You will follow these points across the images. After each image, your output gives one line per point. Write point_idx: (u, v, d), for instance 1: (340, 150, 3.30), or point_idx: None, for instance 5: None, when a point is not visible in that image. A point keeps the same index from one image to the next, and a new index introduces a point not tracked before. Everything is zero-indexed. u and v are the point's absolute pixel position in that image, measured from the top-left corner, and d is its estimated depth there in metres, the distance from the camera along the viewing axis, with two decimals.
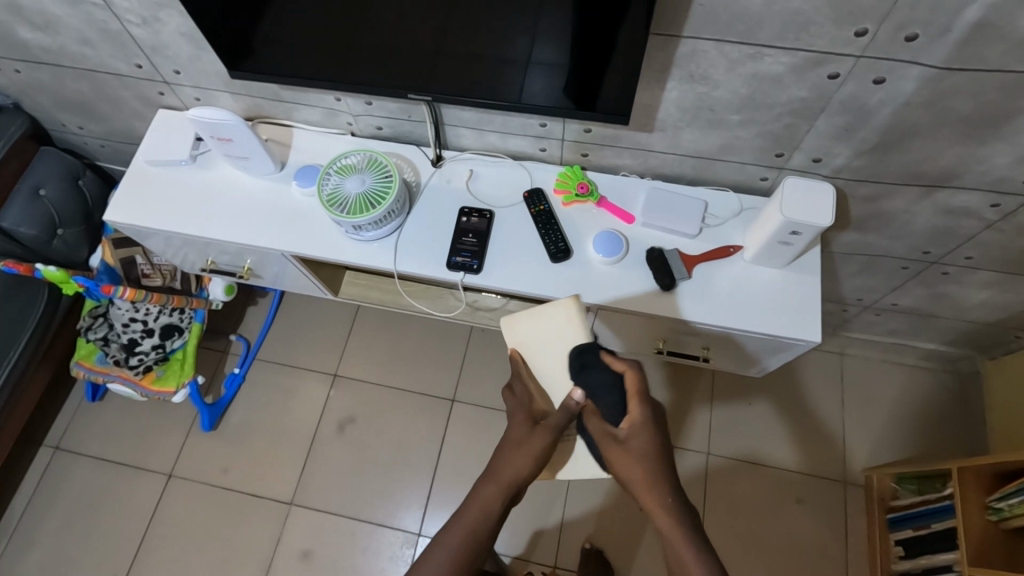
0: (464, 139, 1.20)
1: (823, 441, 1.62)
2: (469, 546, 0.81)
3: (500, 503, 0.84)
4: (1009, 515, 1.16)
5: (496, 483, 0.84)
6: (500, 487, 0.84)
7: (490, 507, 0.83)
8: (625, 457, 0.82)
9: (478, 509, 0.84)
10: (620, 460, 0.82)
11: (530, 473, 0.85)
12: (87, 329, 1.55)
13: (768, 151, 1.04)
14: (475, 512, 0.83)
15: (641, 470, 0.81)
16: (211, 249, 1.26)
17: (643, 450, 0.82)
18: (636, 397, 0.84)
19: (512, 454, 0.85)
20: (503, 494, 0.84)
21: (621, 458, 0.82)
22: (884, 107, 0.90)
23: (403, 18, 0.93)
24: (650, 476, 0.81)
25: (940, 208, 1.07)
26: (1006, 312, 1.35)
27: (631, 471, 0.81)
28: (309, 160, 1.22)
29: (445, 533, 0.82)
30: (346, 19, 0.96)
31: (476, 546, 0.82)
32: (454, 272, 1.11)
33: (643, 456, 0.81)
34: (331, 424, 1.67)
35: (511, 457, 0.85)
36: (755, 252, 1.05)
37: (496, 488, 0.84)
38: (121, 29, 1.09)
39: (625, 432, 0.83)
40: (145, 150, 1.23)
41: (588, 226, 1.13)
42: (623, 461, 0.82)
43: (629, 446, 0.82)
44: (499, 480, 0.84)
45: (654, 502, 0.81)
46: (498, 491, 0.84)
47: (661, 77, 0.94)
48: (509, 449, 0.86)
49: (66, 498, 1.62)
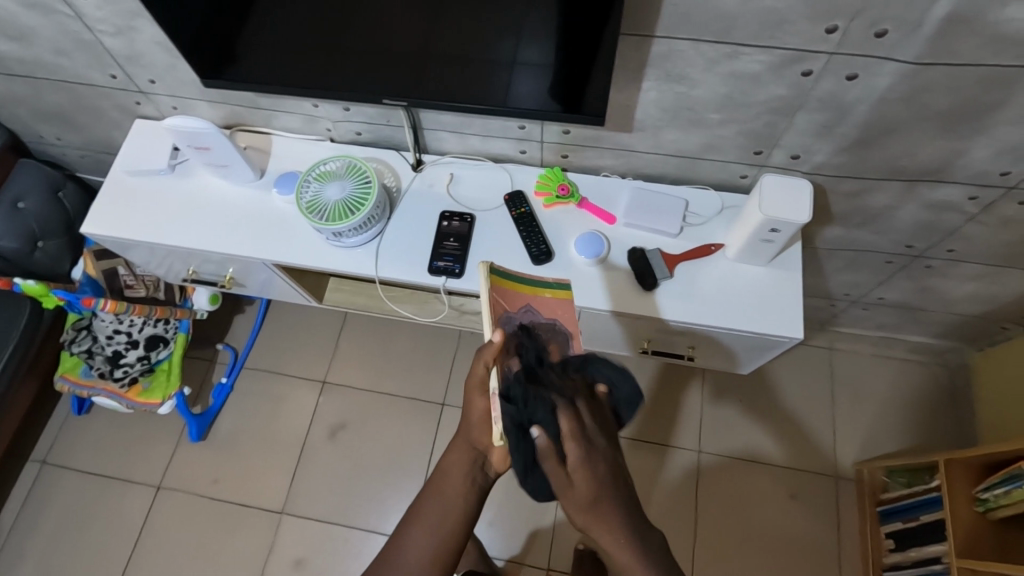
0: (444, 143, 1.20)
1: (814, 435, 1.62)
2: (445, 514, 0.79)
3: (467, 467, 0.80)
4: (995, 505, 1.17)
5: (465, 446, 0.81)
6: (465, 449, 0.81)
7: (458, 471, 0.80)
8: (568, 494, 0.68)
9: (449, 477, 0.80)
10: (571, 501, 0.68)
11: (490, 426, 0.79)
12: (71, 342, 1.54)
13: (748, 149, 1.03)
14: (442, 478, 0.81)
15: (593, 523, 0.68)
16: (194, 259, 1.25)
17: (593, 488, 0.67)
18: (572, 440, 0.66)
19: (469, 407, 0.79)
20: (469, 455, 0.81)
21: (573, 500, 0.68)
22: (861, 104, 0.89)
23: (378, 22, 0.93)
24: (605, 512, 0.68)
25: (922, 202, 1.07)
26: (993, 304, 1.36)
27: (579, 513, 0.68)
28: (289, 168, 1.21)
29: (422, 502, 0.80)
30: (322, 24, 0.95)
31: (450, 515, 0.79)
32: (437, 277, 1.10)
33: (599, 500, 0.68)
34: (322, 431, 1.66)
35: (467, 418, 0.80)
36: (737, 250, 1.05)
37: (464, 448, 0.81)
38: (95, 39, 1.08)
39: (573, 472, 0.67)
40: (122, 161, 1.22)
41: (570, 228, 1.13)
42: (574, 501, 0.68)
43: (576, 488, 0.67)
44: (464, 439, 0.81)
45: (611, 546, 0.69)
46: (463, 455, 0.81)
47: (638, 77, 0.93)
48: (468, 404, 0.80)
49: (54, 512, 1.61)
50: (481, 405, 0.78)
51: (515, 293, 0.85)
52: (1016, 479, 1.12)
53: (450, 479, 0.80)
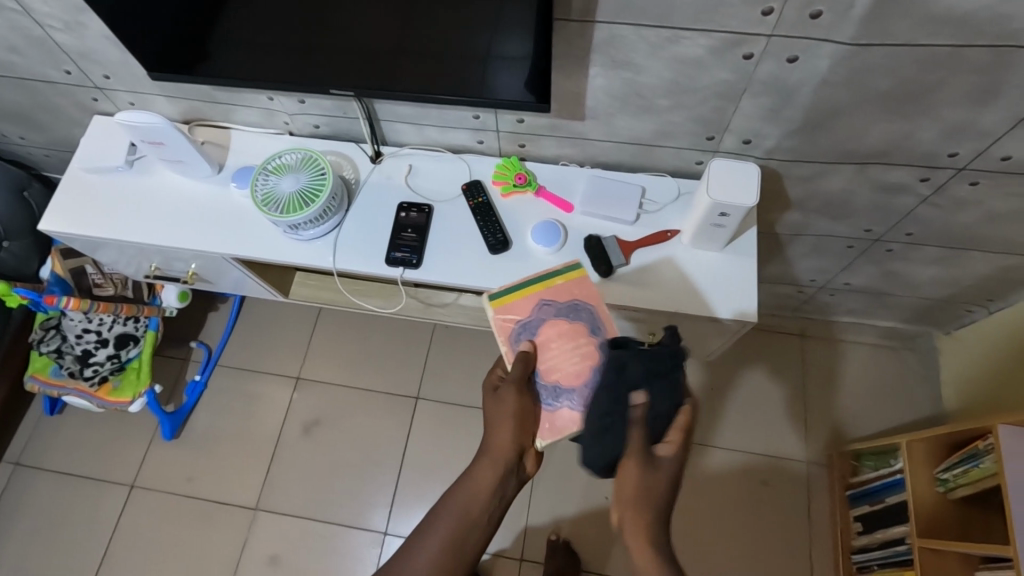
0: (402, 135, 1.20)
1: (786, 422, 1.63)
2: (465, 526, 0.82)
3: (495, 481, 0.83)
4: (954, 485, 1.18)
5: (490, 454, 0.84)
6: (496, 460, 0.84)
7: (484, 483, 0.83)
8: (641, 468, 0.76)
9: (474, 490, 0.83)
10: (636, 476, 0.76)
11: (519, 439, 0.85)
12: (38, 341, 1.52)
13: (700, 135, 1.04)
14: (466, 488, 0.83)
15: (644, 508, 0.76)
16: (156, 256, 1.25)
17: (662, 484, 0.77)
18: (681, 430, 0.78)
19: (500, 421, 0.85)
20: (495, 463, 0.84)
21: (642, 480, 0.76)
22: (804, 87, 0.90)
23: (348, 19, 0.93)
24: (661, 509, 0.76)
25: (876, 185, 1.08)
26: (956, 286, 1.37)
27: (637, 490, 0.76)
28: (248, 162, 1.21)
29: (440, 512, 0.83)
30: (308, 23, 0.95)
31: (471, 527, 0.82)
32: (394, 268, 1.10)
33: (658, 492, 0.76)
34: (296, 427, 1.66)
35: (495, 432, 0.85)
36: (691, 235, 1.05)
37: (491, 463, 0.84)
38: (45, 34, 1.07)
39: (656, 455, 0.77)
40: (80, 157, 1.21)
41: (527, 217, 1.13)
42: (637, 478, 0.76)
43: (654, 466, 0.77)
44: (494, 452, 0.84)
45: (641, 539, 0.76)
46: (490, 462, 0.84)
47: (585, 64, 0.94)
48: (497, 414, 0.86)
49: (26, 513, 1.60)
50: (513, 404, 0.85)
51: (525, 299, 0.92)
52: (975, 457, 1.12)
53: (478, 486, 0.83)
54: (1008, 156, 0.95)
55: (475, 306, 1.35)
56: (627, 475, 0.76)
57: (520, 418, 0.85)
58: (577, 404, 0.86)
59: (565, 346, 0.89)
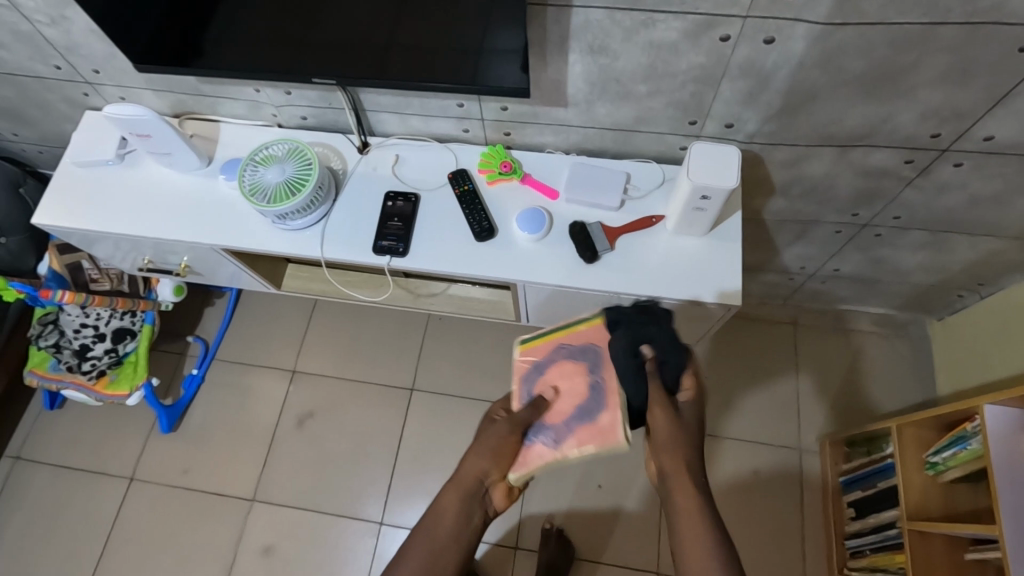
0: (388, 125, 1.21)
1: (778, 410, 1.63)
2: (437, 548, 0.82)
3: (460, 507, 0.83)
4: (944, 468, 1.17)
5: (456, 485, 0.84)
6: (464, 489, 0.84)
7: (451, 511, 0.83)
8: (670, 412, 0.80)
9: (442, 512, 0.83)
10: (664, 421, 0.80)
11: (487, 470, 0.84)
12: (37, 336, 1.54)
13: (681, 120, 1.04)
14: (434, 514, 0.84)
15: (677, 448, 0.80)
16: (148, 248, 1.26)
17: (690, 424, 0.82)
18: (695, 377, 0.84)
19: (471, 449, 0.86)
20: (462, 494, 0.84)
21: (672, 422, 0.80)
22: (780, 70, 0.91)
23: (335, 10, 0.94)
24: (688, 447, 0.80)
25: (858, 169, 1.09)
26: (946, 272, 1.37)
27: (669, 432, 0.80)
28: (236, 154, 1.22)
29: (414, 533, 0.83)
30: (300, 14, 0.96)
31: (443, 550, 0.82)
32: (381, 256, 1.11)
33: (688, 428, 0.81)
34: (291, 419, 1.68)
35: (466, 459, 0.85)
36: (674, 221, 1.06)
37: (456, 487, 0.84)
38: (32, 29, 1.09)
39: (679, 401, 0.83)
40: (71, 152, 1.23)
41: (513, 204, 1.14)
42: (669, 420, 0.80)
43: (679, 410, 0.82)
44: (460, 483, 0.84)
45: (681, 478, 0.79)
46: (457, 492, 0.84)
47: (563, 50, 0.94)
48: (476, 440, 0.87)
49: (26, 507, 1.62)
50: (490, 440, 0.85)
51: (544, 340, 0.92)
52: (963, 439, 1.12)
53: (445, 514, 0.83)
54: (990, 136, 0.95)
55: (464, 295, 1.34)
56: (657, 419, 0.80)
57: (492, 450, 0.84)
58: (548, 439, 0.84)
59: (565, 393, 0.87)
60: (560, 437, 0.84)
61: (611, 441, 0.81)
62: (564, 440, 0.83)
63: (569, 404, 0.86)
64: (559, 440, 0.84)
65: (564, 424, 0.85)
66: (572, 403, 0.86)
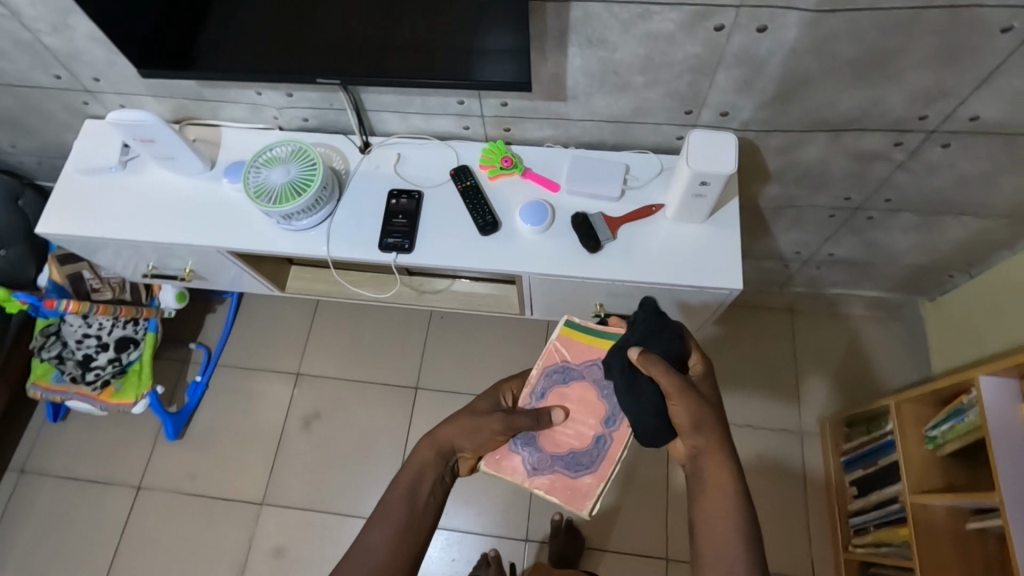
0: (389, 124, 1.22)
1: (778, 394, 1.66)
2: (412, 503, 0.84)
3: (440, 469, 0.88)
4: (943, 442, 1.20)
5: (441, 448, 0.89)
6: (445, 453, 0.89)
7: (431, 469, 0.87)
8: (694, 402, 0.82)
9: (421, 469, 0.87)
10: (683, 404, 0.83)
11: (471, 441, 0.90)
12: (39, 348, 1.54)
13: (678, 110, 1.07)
14: (414, 471, 0.87)
15: (700, 426, 0.82)
16: (152, 254, 1.27)
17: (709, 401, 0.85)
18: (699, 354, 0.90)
19: (458, 416, 0.91)
20: (444, 457, 0.89)
21: (691, 404, 0.82)
22: (774, 57, 0.93)
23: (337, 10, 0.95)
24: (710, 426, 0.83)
25: (849, 153, 1.12)
26: (936, 252, 1.40)
27: (688, 415, 0.83)
28: (238, 157, 1.23)
29: (391, 487, 0.85)
30: (302, 16, 0.98)
31: (417, 506, 0.84)
32: (387, 253, 1.13)
33: (708, 405, 0.84)
34: (297, 422, 1.68)
35: (453, 427, 0.90)
36: (674, 209, 1.08)
37: (432, 445, 0.89)
38: (33, 38, 1.10)
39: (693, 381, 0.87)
40: (73, 160, 1.23)
41: (515, 198, 1.16)
42: (688, 404, 0.82)
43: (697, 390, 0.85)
44: (445, 446, 0.89)
45: (708, 454, 0.82)
46: (440, 454, 0.89)
47: (562, 44, 0.97)
48: (463, 414, 0.93)
49: (33, 519, 1.61)
50: (486, 423, 0.91)
51: (584, 345, 1.04)
52: (960, 412, 1.15)
53: (425, 473, 0.87)
54: (975, 116, 0.99)
55: (467, 290, 1.36)
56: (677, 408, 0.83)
57: (482, 432, 0.91)
58: (529, 458, 0.95)
59: (571, 422, 0.98)
60: (539, 466, 0.95)
61: (575, 503, 0.93)
62: (540, 472, 0.94)
63: (566, 436, 0.97)
64: (538, 470, 0.94)
65: (551, 457, 0.95)
66: (569, 439, 0.96)
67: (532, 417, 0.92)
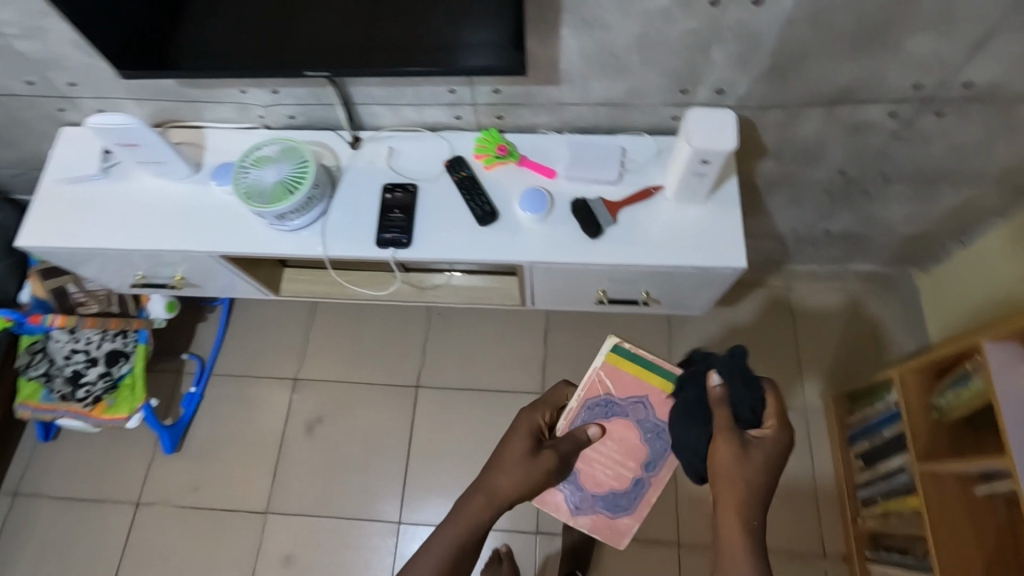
0: (379, 118, 1.20)
1: (780, 373, 1.67)
2: (458, 555, 0.83)
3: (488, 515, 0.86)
4: (948, 409, 1.21)
5: (487, 495, 0.87)
6: (492, 500, 0.86)
7: (480, 516, 0.85)
8: (735, 453, 0.81)
9: (468, 517, 0.85)
10: (727, 452, 0.81)
11: (519, 488, 0.88)
12: (25, 367, 1.49)
13: (674, 89, 1.05)
14: (462, 521, 0.85)
15: (736, 481, 0.80)
16: (141, 263, 1.23)
17: (758, 465, 0.81)
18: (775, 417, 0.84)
19: (503, 462, 0.88)
20: (490, 505, 0.86)
21: (734, 456, 0.81)
22: (770, 30, 0.93)
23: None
24: (746, 488, 0.79)
25: (846, 126, 1.11)
26: (931, 222, 1.41)
27: (727, 465, 0.81)
28: (225, 159, 1.20)
29: (437, 536, 0.84)
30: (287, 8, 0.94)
31: (463, 558, 0.83)
32: (385, 249, 1.10)
33: (752, 465, 0.81)
34: (298, 427, 1.65)
35: (500, 474, 0.88)
36: (674, 190, 1.07)
37: (479, 493, 0.87)
38: (5, 44, 1.05)
39: (751, 437, 0.83)
40: (52, 170, 1.20)
41: (513, 187, 1.14)
42: (731, 456, 0.81)
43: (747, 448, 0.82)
44: (492, 494, 0.87)
45: (731, 509, 0.79)
46: (487, 502, 0.86)
47: (556, 26, 0.95)
48: (507, 455, 0.90)
49: (30, 542, 1.57)
50: (530, 470, 0.89)
51: (628, 377, 1.07)
52: (965, 378, 1.16)
53: (472, 521, 0.85)
54: (970, 82, 0.99)
55: (467, 284, 1.34)
56: (719, 450, 0.82)
57: (528, 479, 0.88)
58: (571, 496, 1.02)
59: (613, 462, 1.04)
60: (581, 505, 1.02)
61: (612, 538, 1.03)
62: (582, 510, 1.02)
63: (606, 476, 1.03)
64: (579, 508, 1.02)
65: (592, 496, 1.03)
66: (609, 480, 1.03)
67: (574, 442, 0.97)
